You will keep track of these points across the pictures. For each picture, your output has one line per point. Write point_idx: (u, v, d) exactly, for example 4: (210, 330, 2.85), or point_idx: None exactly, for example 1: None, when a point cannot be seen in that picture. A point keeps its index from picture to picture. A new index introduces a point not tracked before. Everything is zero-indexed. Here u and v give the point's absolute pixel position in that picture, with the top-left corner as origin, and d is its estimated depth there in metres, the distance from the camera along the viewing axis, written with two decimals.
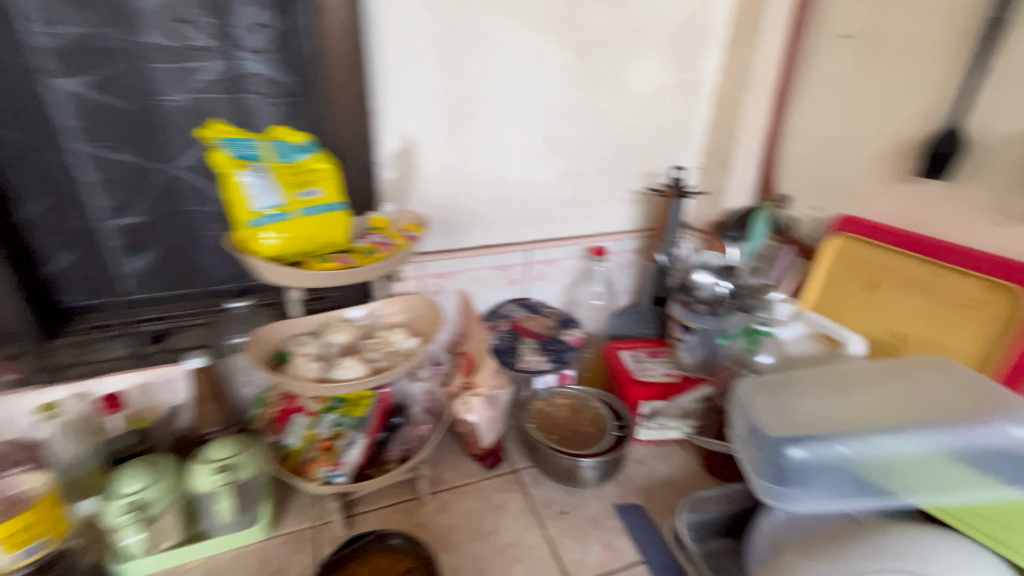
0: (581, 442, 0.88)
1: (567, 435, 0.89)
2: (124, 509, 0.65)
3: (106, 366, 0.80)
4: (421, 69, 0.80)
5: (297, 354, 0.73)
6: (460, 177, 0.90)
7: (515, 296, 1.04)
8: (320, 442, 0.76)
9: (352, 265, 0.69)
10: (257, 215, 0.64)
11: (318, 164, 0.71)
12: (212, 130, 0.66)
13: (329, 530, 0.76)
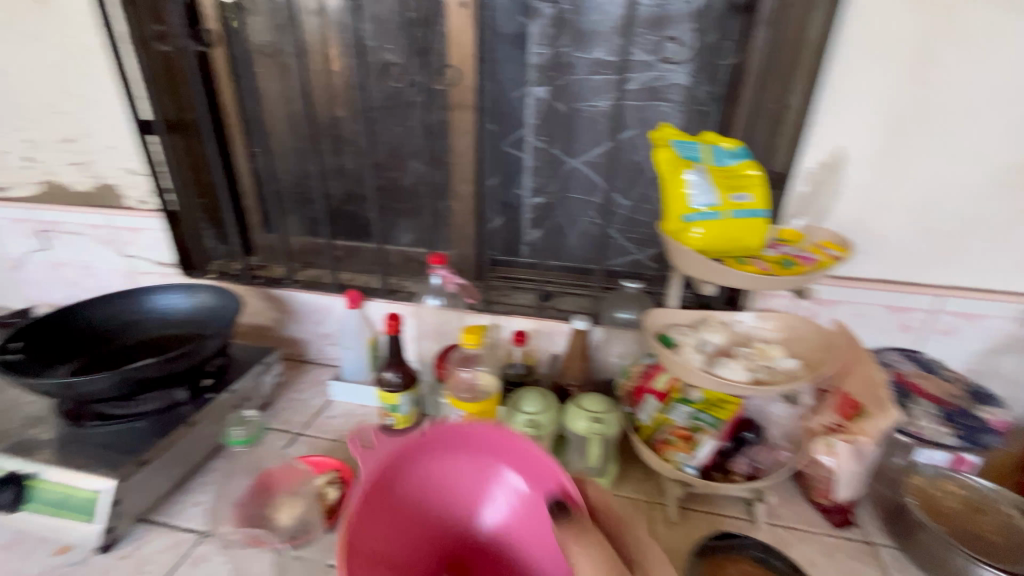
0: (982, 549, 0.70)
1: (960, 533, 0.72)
2: (523, 424, 0.83)
3: (514, 309, 1.02)
4: (879, 81, 0.74)
5: (681, 341, 0.78)
6: (880, 200, 0.80)
7: (902, 346, 0.88)
8: (676, 429, 0.80)
9: (769, 272, 0.68)
10: (692, 210, 0.71)
11: (749, 170, 0.73)
12: (667, 133, 0.76)
13: (661, 511, 0.80)
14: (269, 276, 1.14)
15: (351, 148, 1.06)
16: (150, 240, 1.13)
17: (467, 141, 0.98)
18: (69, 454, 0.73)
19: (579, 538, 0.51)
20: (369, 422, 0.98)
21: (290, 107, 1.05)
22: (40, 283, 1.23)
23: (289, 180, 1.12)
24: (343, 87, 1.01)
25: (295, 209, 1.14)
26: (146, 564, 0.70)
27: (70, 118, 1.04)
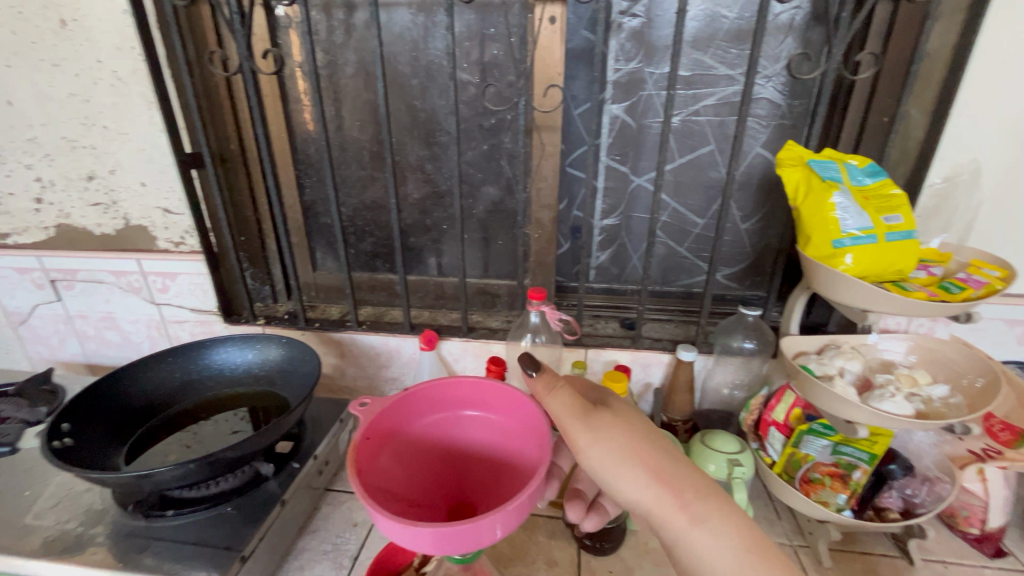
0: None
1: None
2: None
3: (607, 341, 0.95)
4: (1010, 95, 0.72)
5: (828, 375, 0.72)
6: (1004, 214, 0.78)
7: (1017, 359, 0.86)
8: (820, 466, 0.75)
9: (940, 298, 0.64)
10: (844, 234, 0.66)
11: (893, 189, 0.70)
12: (802, 152, 0.71)
13: (809, 555, 0.74)
14: (325, 319, 1.03)
15: (416, 175, 0.97)
16: (185, 285, 1.00)
17: (551, 165, 0.91)
18: (150, 558, 0.63)
19: (600, 449, 0.49)
20: None
21: (349, 133, 0.96)
22: (48, 338, 1.08)
23: (343, 212, 1.02)
24: (409, 111, 0.93)
25: (350, 243, 1.04)
26: None
27: (93, 153, 0.92)
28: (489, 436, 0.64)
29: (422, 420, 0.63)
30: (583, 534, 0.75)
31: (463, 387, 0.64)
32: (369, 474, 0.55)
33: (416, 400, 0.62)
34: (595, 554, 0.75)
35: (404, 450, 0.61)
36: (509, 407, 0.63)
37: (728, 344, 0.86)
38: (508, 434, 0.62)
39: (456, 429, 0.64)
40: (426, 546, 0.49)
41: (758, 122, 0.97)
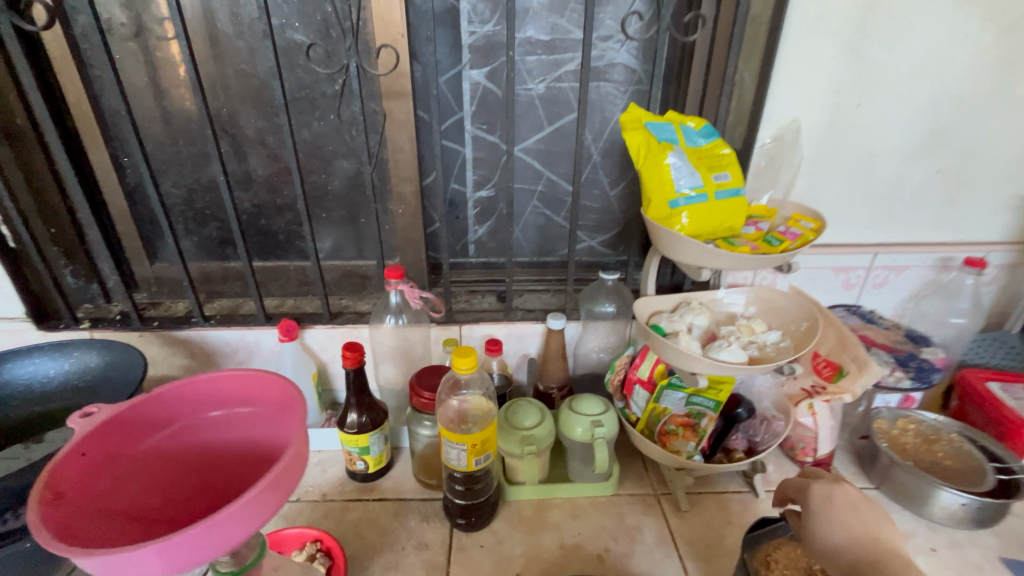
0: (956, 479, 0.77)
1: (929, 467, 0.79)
2: (520, 442, 0.76)
3: (480, 316, 0.93)
4: (824, 57, 0.77)
5: (676, 331, 0.75)
6: (827, 170, 0.84)
7: (844, 302, 0.95)
8: (675, 418, 0.79)
9: (761, 251, 0.68)
10: (678, 195, 0.68)
11: (723, 148, 0.72)
12: (641, 113, 0.72)
13: (669, 502, 0.79)
14: (168, 316, 0.92)
15: (258, 150, 0.88)
16: None
17: (406, 135, 0.86)
18: None
19: None
20: (331, 470, 0.84)
21: (169, 103, 0.84)
22: None
23: (179, 195, 0.90)
24: (240, 77, 0.83)
25: (192, 229, 0.93)
26: None
27: None
28: (245, 432, 0.57)
29: (168, 427, 0.55)
30: (456, 513, 0.74)
31: (209, 382, 0.57)
32: (78, 502, 0.46)
33: (155, 407, 0.55)
34: (467, 531, 0.74)
35: (143, 466, 0.53)
36: (259, 396, 0.57)
37: (593, 309, 0.88)
38: (263, 424, 0.57)
39: (202, 432, 0.57)
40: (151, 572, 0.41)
41: (616, 88, 0.98)
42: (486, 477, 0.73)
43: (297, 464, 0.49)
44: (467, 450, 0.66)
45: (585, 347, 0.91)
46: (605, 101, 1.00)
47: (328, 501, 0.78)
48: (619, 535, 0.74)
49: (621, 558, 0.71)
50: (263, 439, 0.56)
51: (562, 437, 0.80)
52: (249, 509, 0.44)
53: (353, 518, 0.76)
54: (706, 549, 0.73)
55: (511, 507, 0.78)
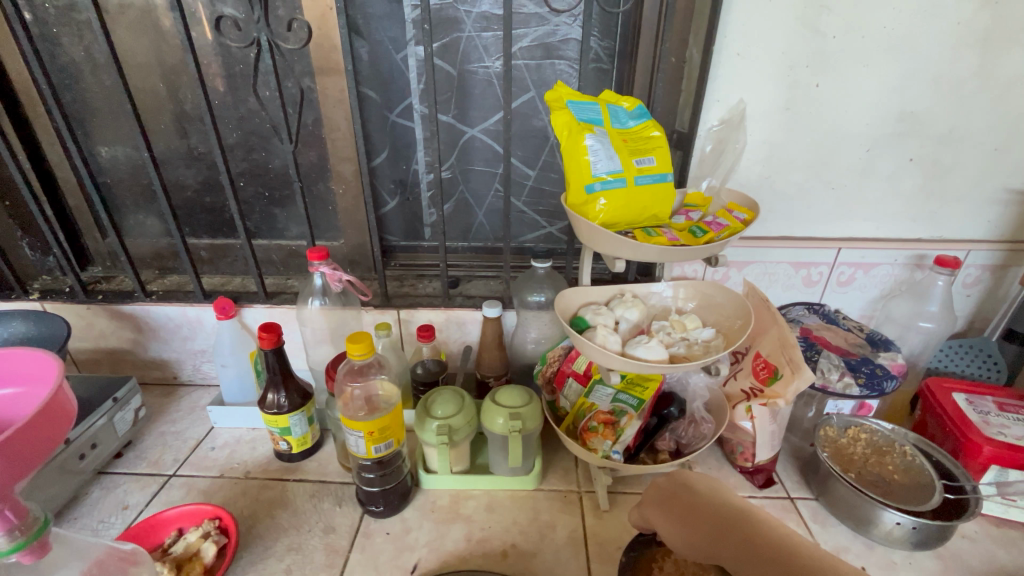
0: (902, 495, 0.71)
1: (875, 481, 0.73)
2: (435, 432, 0.74)
3: (419, 301, 0.91)
4: (777, 31, 0.70)
5: (599, 324, 0.71)
6: (782, 156, 0.78)
7: (806, 300, 0.89)
8: (598, 415, 0.75)
9: (683, 243, 0.63)
10: (595, 179, 0.63)
11: (652, 131, 0.67)
12: (563, 90, 0.66)
13: (590, 500, 0.76)
14: (115, 291, 0.93)
15: (198, 127, 0.87)
16: None
17: (342, 113, 0.84)
18: None
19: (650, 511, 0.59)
20: (260, 449, 0.85)
21: (109, 78, 0.84)
22: None
23: (126, 172, 0.91)
24: (176, 51, 0.82)
25: (141, 205, 0.94)
26: None
27: None
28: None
29: None
30: (367, 500, 0.73)
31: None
32: None
33: None
34: (377, 518, 0.73)
35: None
36: (21, 370, 0.50)
37: (526, 298, 0.85)
38: (21, 405, 0.49)
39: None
40: None
41: (572, 65, 0.94)
42: (394, 465, 0.71)
43: (45, 429, 0.42)
44: (364, 436, 0.65)
45: (523, 337, 0.88)
46: (561, 80, 0.95)
47: (249, 479, 0.79)
48: (529, 531, 0.72)
49: (526, 555, 0.69)
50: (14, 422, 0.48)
51: (483, 428, 0.78)
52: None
53: (269, 497, 0.76)
54: (617, 552, 0.70)
55: (428, 495, 0.77)
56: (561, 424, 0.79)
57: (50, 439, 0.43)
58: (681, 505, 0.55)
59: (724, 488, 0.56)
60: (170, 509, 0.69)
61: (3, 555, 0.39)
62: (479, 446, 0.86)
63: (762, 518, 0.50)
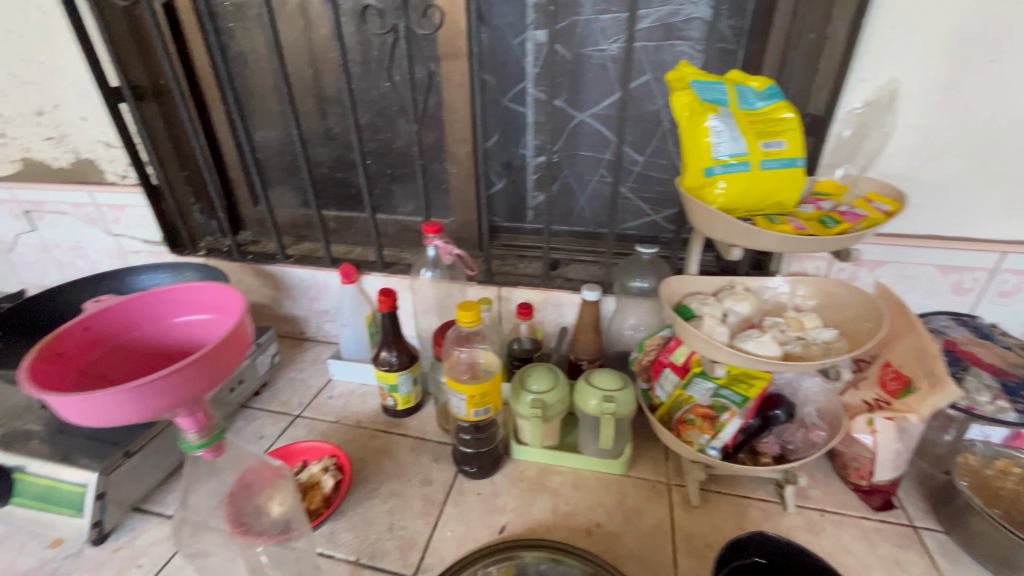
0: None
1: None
2: (529, 405, 0.76)
3: (520, 280, 0.94)
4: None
5: (706, 314, 0.69)
6: (937, 144, 0.69)
7: (951, 309, 0.78)
8: (697, 408, 0.73)
9: (812, 234, 0.59)
10: (715, 162, 0.61)
11: (784, 112, 0.63)
12: (687, 70, 0.64)
13: (679, 494, 0.75)
14: (261, 253, 1.07)
15: (337, 110, 0.97)
16: (134, 217, 1.07)
17: (461, 96, 0.88)
18: (52, 446, 0.70)
19: None
20: (369, 402, 0.94)
21: (268, 66, 0.95)
22: (34, 265, 1.20)
23: (275, 148, 1.04)
24: (324, 41, 0.91)
25: (284, 179, 1.07)
26: (140, 558, 0.67)
27: (37, 89, 0.97)
28: (209, 338, 0.63)
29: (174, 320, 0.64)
30: (463, 460, 0.78)
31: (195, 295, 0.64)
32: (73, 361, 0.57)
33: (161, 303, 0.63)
34: (470, 478, 0.78)
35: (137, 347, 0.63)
36: (223, 305, 0.63)
37: (628, 284, 0.84)
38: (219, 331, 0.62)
39: (169, 335, 0.64)
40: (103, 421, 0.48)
41: (693, 46, 0.90)
42: (491, 429, 0.76)
43: (227, 351, 0.54)
44: (466, 399, 0.69)
45: (620, 323, 0.87)
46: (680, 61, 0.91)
47: (360, 427, 0.88)
48: (614, 513, 0.72)
49: (611, 535, 0.69)
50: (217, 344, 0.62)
51: (574, 408, 0.79)
52: (191, 374, 0.49)
53: (375, 446, 0.84)
54: (705, 548, 0.68)
55: (517, 465, 0.80)
56: (654, 413, 0.78)
57: (226, 364, 0.54)
58: None
59: None
60: (302, 442, 0.81)
61: (195, 447, 0.49)
62: (568, 426, 0.87)
63: None
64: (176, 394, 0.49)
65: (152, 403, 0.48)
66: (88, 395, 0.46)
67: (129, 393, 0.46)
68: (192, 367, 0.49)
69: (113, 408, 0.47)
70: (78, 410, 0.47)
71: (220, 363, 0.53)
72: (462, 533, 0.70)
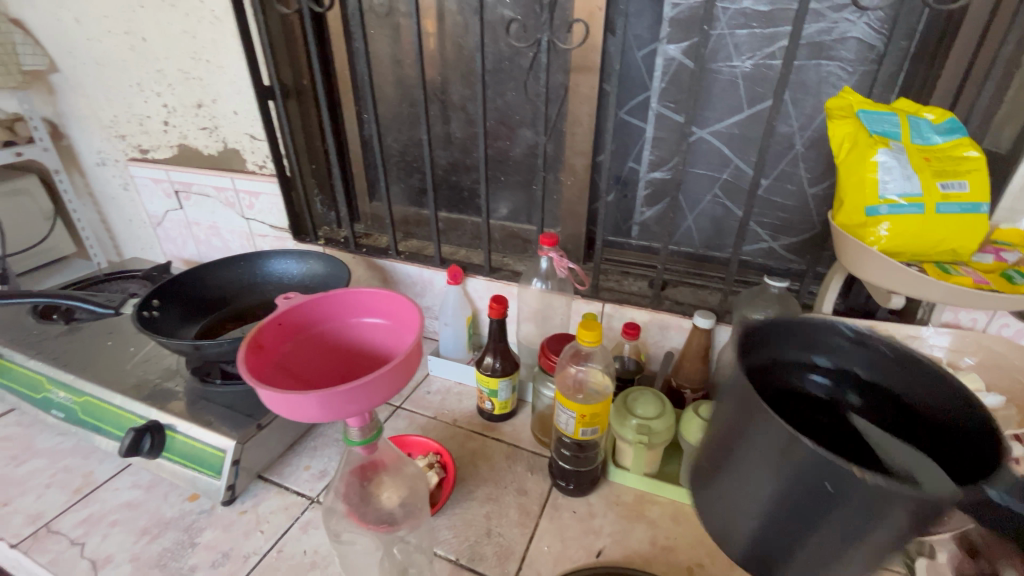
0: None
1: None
2: (633, 430, 0.75)
3: (627, 298, 0.93)
4: None
5: None
6: None
7: None
8: None
9: (1001, 291, 0.55)
10: (881, 201, 0.56)
11: (969, 151, 0.57)
12: (855, 98, 0.60)
13: None
14: (374, 246, 1.13)
15: (459, 116, 1.00)
16: (266, 204, 1.16)
17: (587, 109, 0.87)
18: (198, 410, 0.78)
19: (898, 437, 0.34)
20: (466, 402, 0.96)
21: (400, 70, 1.00)
22: (175, 239, 1.34)
23: (396, 148, 1.09)
24: (456, 49, 0.94)
25: (401, 178, 1.11)
26: (262, 524, 0.72)
27: (200, 84, 1.08)
28: (386, 346, 0.62)
29: (358, 324, 0.63)
30: (559, 475, 0.78)
31: (377, 300, 0.63)
32: (271, 353, 0.57)
33: (349, 304, 0.63)
34: (565, 494, 0.77)
35: (320, 343, 0.62)
36: (400, 315, 0.61)
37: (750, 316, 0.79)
38: (397, 341, 0.61)
39: (350, 336, 0.63)
40: (295, 416, 0.48)
41: (843, 68, 0.78)
42: (593, 449, 0.75)
43: (408, 366, 0.53)
44: (576, 417, 0.69)
45: None
46: (825, 84, 0.80)
47: (457, 426, 0.91)
48: (718, 557, 0.69)
49: None
50: (394, 351, 0.61)
51: (680, 438, 0.77)
52: (377, 386, 0.49)
53: (472, 447, 0.86)
54: None
55: (613, 488, 0.79)
56: None
57: (404, 380, 0.52)
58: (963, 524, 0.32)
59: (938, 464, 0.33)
60: (415, 434, 0.85)
61: (356, 442, 0.51)
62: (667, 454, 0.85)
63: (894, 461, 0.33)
64: (355, 406, 0.49)
65: (343, 408, 0.48)
66: (291, 394, 0.46)
67: (315, 402, 0.46)
68: (377, 382, 0.48)
69: (307, 410, 0.47)
70: (275, 404, 0.47)
71: (400, 379, 0.51)
72: (558, 551, 0.70)
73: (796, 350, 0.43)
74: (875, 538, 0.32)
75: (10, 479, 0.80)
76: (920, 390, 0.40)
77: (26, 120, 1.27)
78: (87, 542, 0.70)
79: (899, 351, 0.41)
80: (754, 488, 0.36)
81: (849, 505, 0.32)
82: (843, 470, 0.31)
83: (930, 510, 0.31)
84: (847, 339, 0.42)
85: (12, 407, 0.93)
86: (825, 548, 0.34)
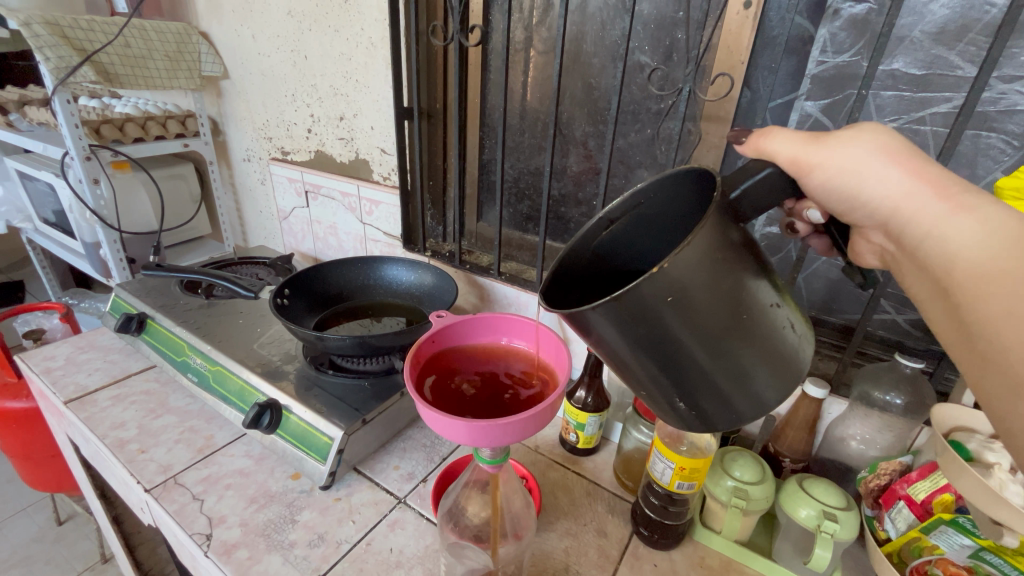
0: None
1: (983, 355, 0.40)
2: (728, 492, 0.72)
3: None
4: None
5: (992, 462, 0.58)
6: None
7: None
8: (947, 565, 0.61)
9: None
10: None
11: None
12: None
13: None
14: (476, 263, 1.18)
15: (578, 150, 1.03)
16: (384, 212, 1.25)
17: (712, 158, 0.87)
18: (312, 397, 0.84)
19: (869, 202, 0.45)
20: (548, 431, 0.97)
21: (527, 103, 1.05)
22: (297, 233, 1.48)
23: (511, 174, 1.14)
24: (586, 89, 0.97)
25: (511, 203, 1.16)
26: (354, 514, 0.77)
27: (347, 99, 1.20)
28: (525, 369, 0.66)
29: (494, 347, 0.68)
30: (641, 523, 0.76)
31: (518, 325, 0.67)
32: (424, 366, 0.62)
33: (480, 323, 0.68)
34: (646, 544, 0.75)
35: (457, 359, 0.67)
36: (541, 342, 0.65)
37: (870, 392, 0.75)
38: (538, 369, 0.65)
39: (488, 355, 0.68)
40: (454, 436, 0.52)
41: (1008, 142, 0.70)
42: (684, 504, 0.73)
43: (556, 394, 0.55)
44: (674, 468, 0.68)
45: (843, 429, 0.80)
46: (983, 156, 0.72)
47: (539, 453, 0.92)
48: None
49: None
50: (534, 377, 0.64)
51: (779, 510, 0.72)
52: (528, 419, 0.51)
53: (553, 477, 0.87)
54: None
55: (697, 548, 0.76)
56: (879, 547, 0.69)
57: (551, 409, 0.54)
58: (928, 264, 0.43)
59: (876, 201, 0.44)
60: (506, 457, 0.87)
61: (486, 460, 0.58)
62: (761, 525, 0.81)
63: (866, 204, 0.45)
64: (501, 437, 0.51)
65: (494, 431, 0.50)
66: (449, 418, 0.50)
67: (469, 426, 0.50)
68: (530, 416, 0.51)
69: (465, 431, 0.50)
70: (438, 424, 0.51)
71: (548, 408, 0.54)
72: None
73: (597, 253, 0.54)
74: (719, 325, 0.39)
75: (147, 430, 0.90)
76: (676, 206, 0.51)
77: (196, 116, 1.47)
78: (205, 500, 0.78)
79: (627, 208, 0.53)
80: (607, 346, 0.43)
81: (607, 327, 0.40)
82: (651, 292, 0.37)
83: (704, 278, 0.38)
84: (610, 228, 0.54)
85: (154, 364, 1.06)
86: (713, 354, 0.40)
